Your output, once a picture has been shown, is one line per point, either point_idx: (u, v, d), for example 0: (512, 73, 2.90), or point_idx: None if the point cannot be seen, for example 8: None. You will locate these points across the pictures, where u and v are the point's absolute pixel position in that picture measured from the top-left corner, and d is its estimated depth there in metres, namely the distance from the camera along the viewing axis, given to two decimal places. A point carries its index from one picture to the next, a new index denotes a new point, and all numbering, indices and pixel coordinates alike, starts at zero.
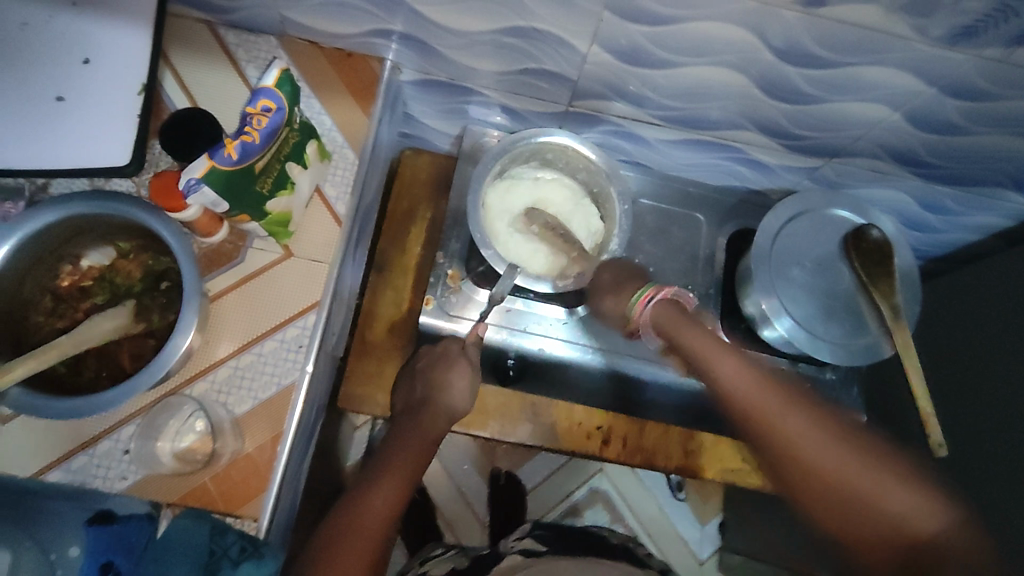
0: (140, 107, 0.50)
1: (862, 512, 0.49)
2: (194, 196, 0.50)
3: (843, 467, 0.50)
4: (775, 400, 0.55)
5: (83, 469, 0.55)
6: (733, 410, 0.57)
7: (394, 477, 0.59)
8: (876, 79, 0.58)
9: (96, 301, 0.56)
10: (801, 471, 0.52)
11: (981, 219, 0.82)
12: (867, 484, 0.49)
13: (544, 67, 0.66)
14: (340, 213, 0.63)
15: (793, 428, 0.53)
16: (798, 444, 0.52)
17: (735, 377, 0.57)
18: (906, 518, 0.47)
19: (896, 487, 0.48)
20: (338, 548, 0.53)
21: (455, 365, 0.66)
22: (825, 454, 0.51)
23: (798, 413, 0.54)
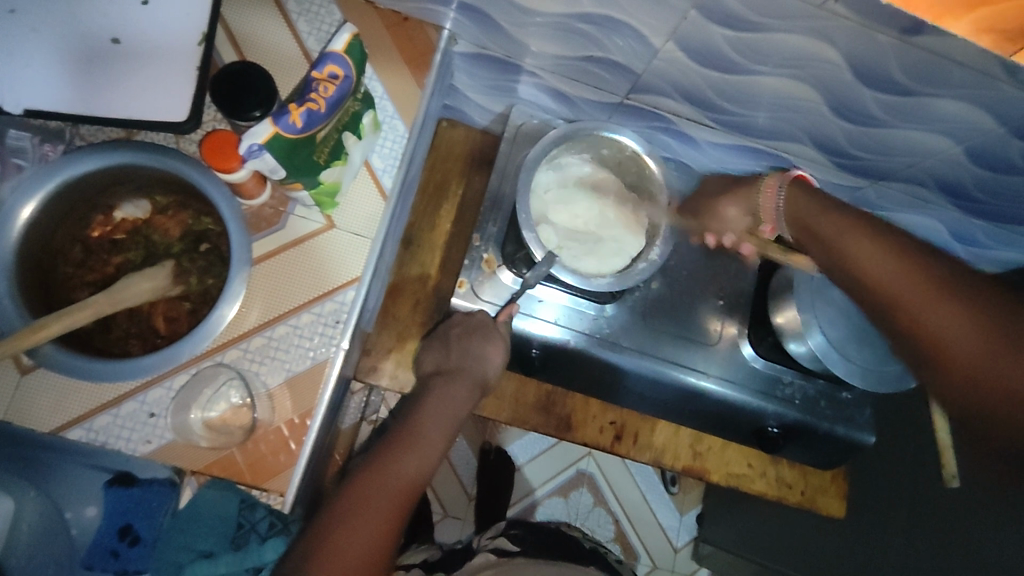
0: (198, 59, 0.50)
1: (963, 374, 0.45)
2: (254, 161, 0.48)
3: (939, 333, 0.46)
4: (926, 278, 0.47)
5: (105, 430, 0.51)
6: (852, 281, 0.54)
7: (417, 451, 0.54)
8: (948, 111, 0.58)
9: (130, 258, 0.53)
10: (925, 342, 0.47)
11: (1004, 254, 0.83)
12: (911, 302, 0.47)
13: (610, 57, 0.64)
14: (386, 186, 0.60)
15: (921, 301, 0.47)
16: (938, 332, 0.46)
17: (871, 257, 0.52)
18: (946, 335, 0.45)
19: (944, 304, 0.46)
20: (354, 518, 0.48)
21: (492, 338, 0.62)
22: (954, 326, 0.45)
23: (943, 302, 0.46)
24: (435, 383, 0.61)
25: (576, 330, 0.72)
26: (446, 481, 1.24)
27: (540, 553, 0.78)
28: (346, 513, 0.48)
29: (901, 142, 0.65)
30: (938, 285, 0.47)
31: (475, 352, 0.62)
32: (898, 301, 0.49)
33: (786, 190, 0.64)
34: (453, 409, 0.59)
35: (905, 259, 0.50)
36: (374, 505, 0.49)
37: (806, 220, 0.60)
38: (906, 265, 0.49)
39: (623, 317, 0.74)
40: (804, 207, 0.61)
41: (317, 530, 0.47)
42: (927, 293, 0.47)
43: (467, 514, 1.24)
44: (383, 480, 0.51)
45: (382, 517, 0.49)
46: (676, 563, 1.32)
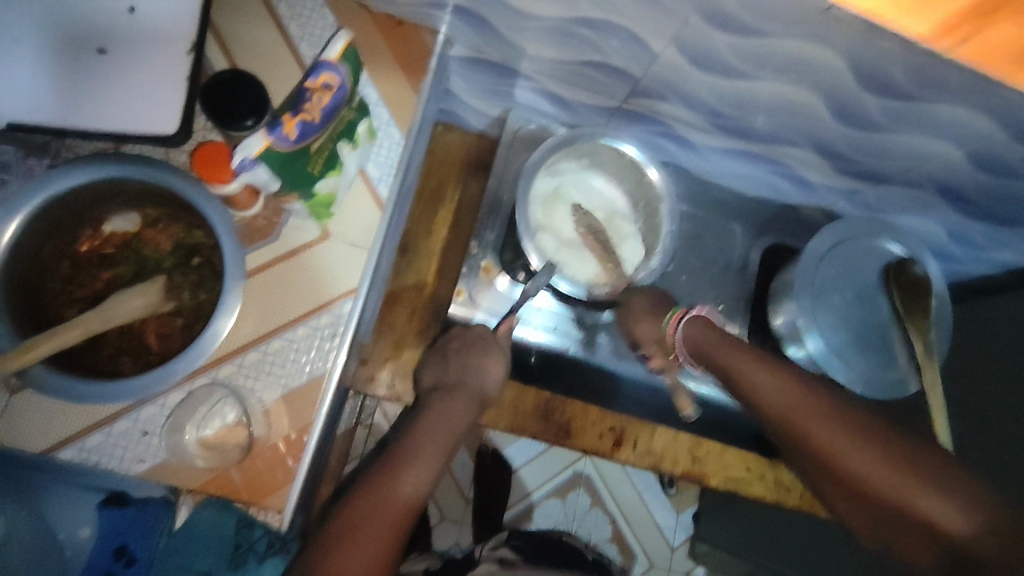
0: (188, 69, 0.48)
1: (878, 482, 0.48)
2: (247, 174, 0.47)
3: (797, 405, 0.53)
4: (820, 412, 0.52)
5: (97, 449, 0.50)
6: (771, 419, 0.55)
7: (415, 468, 0.53)
8: (951, 116, 0.57)
9: (120, 272, 0.52)
10: (810, 446, 0.52)
11: (1001, 255, 0.83)
12: (900, 492, 0.46)
13: (608, 62, 0.63)
14: (382, 195, 0.59)
15: (821, 427, 0.51)
16: (829, 444, 0.50)
17: (772, 390, 0.55)
18: (942, 521, 0.44)
19: (926, 490, 0.45)
20: (352, 544, 0.47)
21: (491, 351, 0.62)
22: (871, 471, 0.48)
23: (866, 447, 0.49)
24: (434, 397, 0.60)
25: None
26: (443, 484, 1.24)
27: (540, 562, 0.78)
28: (343, 537, 0.47)
29: (902, 146, 0.65)
30: (871, 424, 0.50)
31: (475, 366, 0.61)
32: (792, 426, 0.53)
33: (686, 324, 0.64)
34: (453, 423, 0.58)
35: (804, 390, 0.54)
36: (372, 527, 0.48)
37: (716, 361, 0.60)
38: (886, 451, 0.48)
39: (623, 325, 0.73)
40: (709, 340, 0.61)
41: (311, 556, 0.46)
42: (849, 433, 0.50)
43: (465, 517, 1.23)
44: (381, 501, 0.50)
45: (380, 540, 0.48)
46: (673, 562, 1.32)
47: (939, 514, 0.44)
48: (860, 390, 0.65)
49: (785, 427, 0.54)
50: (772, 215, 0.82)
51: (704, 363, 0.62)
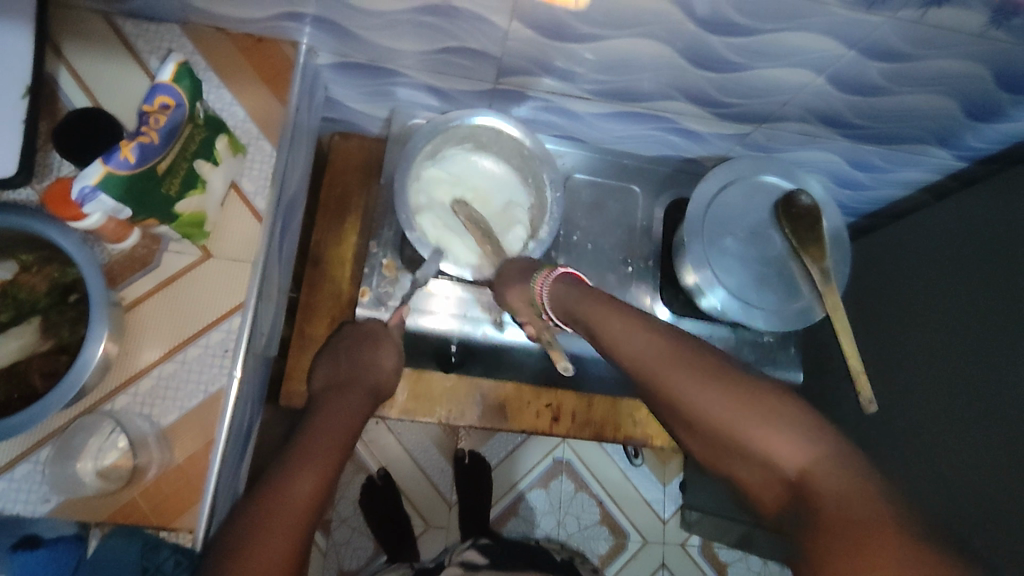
0: (25, 110, 0.50)
1: (762, 464, 0.43)
2: (91, 203, 0.47)
3: (724, 413, 0.45)
4: (681, 357, 0.48)
5: (2, 495, 0.51)
6: (641, 374, 0.51)
7: (315, 463, 0.55)
8: (798, 43, 0.58)
9: (1, 319, 0.53)
10: (696, 425, 0.47)
11: (906, 174, 0.84)
12: (745, 430, 0.43)
13: (466, 46, 0.64)
14: (259, 208, 0.61)
15: (681, 380, 0.47)
16: (694, 402, 0.46)
17: (644, 347, 0.51)
18: (780, 449, 0.42)
19: (773, 427, 0.43)
20: (259, 537, 0.47)
21: (382, 344, 0.69)
22: (792, 452, 0.41)
23: (711, 391, 0.46)
24: (328, 396, 0.64)
25: (508, 320, 0.75)
26: (423, 492, 1.23)
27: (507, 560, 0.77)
28: (253, 533, 0.47)
29: (769, 81, 0.65)
30: (686, 351, 0.49)
31: (365, 360, 0.68)
32: (663, 388, 0.49)
33: (552, 283, 0.61)
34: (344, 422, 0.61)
35: (675, 342, 0.51)
36: (278, 526, 0.48)
37: (578, 314, 0.58)
38: (710, 379, 0.46)
39: None
40: (572, 300, 0.58)
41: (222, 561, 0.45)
42: (699, 372, 0.47)
43: (450, 522, 1.22)
44: (283, 500, 0.50)
45: (287, 531, 0.48)
46: (665, 535, 1.31)
47: (795, 456, 0.41)
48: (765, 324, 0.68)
49: (656, 383, 0.50)
50: (672, 171, 0.83)
51: (575, 323, 0.59)
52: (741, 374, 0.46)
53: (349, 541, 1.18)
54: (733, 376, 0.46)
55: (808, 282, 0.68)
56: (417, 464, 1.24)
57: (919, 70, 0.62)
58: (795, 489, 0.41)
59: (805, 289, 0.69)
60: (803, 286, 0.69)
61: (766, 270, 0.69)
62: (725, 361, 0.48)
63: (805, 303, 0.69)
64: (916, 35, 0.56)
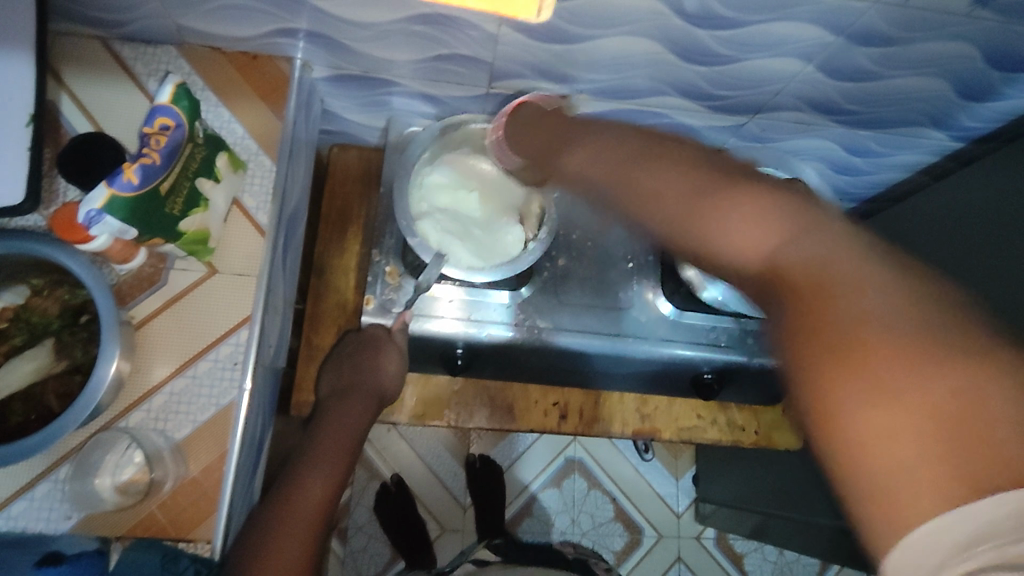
0: (31, 139, 0.52)
1: (720, 261, 0.42)
2: (97, 226, 0.49)
3: (684, 194, 0.44)
4: (638, 156, 0.48)
5: (23, 514, 0.52)
6: (586, 181, 0.54)
7: (325, 466, 0.61)
8: (786, 32, 0.59)
9: (15, 343, 0.55)
10: (650, 202, 0.46)
11: (903, 158, 0.84)
12: (708, 227, 0.42)
13: (457, 53, 0.64)
14: (261, 222, 0.62)
15: (666, 184, 0.45)
16: (646, 181, 0.47)
17: (585, 164, 0.54)
18: (746, 240, 0.40)
19: (728, 200, 0.42)
20: (272, 537, 0.53)
21: (385, 351, 0.71)
22: (749, 227, 0.40)
23: (704, 198, 0.43)
24: (333, 402, 0.70)
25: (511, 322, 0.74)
26: (436, 495, 1.24)
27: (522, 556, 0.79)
28: (269, 535, 0.53)
29: (760, 72, 0.66)
30: (653, 146, 0.49)
31: (367, 367, 0.71)
32: (644, 206, 0.46)
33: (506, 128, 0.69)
34: (353, 423, 0.68)
35: (615, 150, 0.52)
36: (293, 519, 0.56)
37: (560, 144, 0.61)
38: (616, 146, 0.52)
39: (537, 300, 0.75)
40: (565, 136, 0.60)
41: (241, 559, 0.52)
42: (652, 155, 0.48)
43: (466, 524, 1.23)
44: (298, 499, 0.57)
45: (299, 529, 0.55)
46: (681, 529, 1.31)
47: (745, 238, 0.40)
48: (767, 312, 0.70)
49: (619, 188, 0.49)
50: None
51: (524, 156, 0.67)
52: (709, 161, 0.45)
53: (365, 548, 1.19)
54: (701, 160, 0.46)
55: None
56: (430, 469, 1.25)
57: (908, 53, 0.62)
58: (762, 279, 0.40)
59: None
60: None
61: None
62: (695, 147, 0.48)
63: None
64: (902, 19, 0.57)
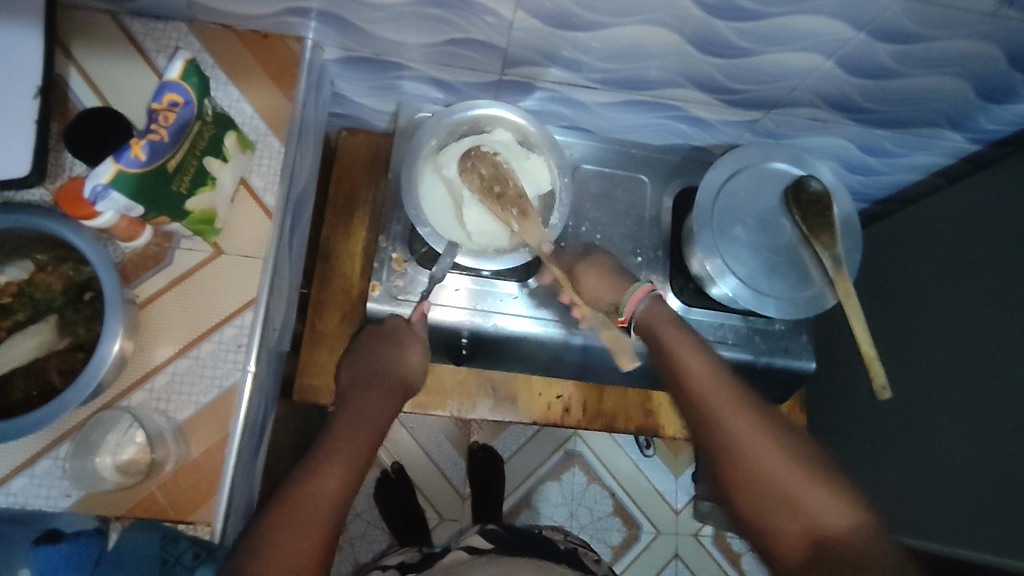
0: (37, 110, 0.51)
1: (777, 514, 0.51)
2: (103, 201, 0.48)
3: (779, 470, 0.52)
4: (725, 393, 0.57)
5: (23, 491, 0.52)
6: (687, 395, 0.59)
7: (337, 460, 0.55)
8: (806, 26, 0.58)
9: (18, 318, 0.54)
10: (714, 446, 0.56)
11: (919, 159, 0.83)
12: (798, 485, 0.51)
13: (471, 37, 0.63)
14: (269, 204, 0.61)
15: (747, 431, 0.54)
16: (734, 433, 0.55)
17: (702, 371, 0.59)
18: (830, 515, 0.50)
19: (820, 492, 0.51)
20: (280, 541, 0.49)
21: (406, 342, 0.68)
22: (839, 511, 0.50)
23: (767, 438, 0.54)
24: (354, 394, 0.63)
25: (517, 311, 0.74)
26: (435, 484, 1.24)
27: (517, 546, 0.75)
28: (275, 532, 0.49)
29: (778, 67, 0.65)
30: None
31: (393, 356, 0.66)
32: (704, 418, 0.57)
33: (645, 298, 0.65)
34: (378, 413, 0.62)
35: (705, 360, 0.60)
36: (292, 528, 0.50)
37: (648, 334, 0.65)
38: (722, 378, 0.58)
39: (544, 291, 0.75)
40: (654, 318, 0.64)
41: (246, 552, 0.48)
42: (730, 402, 0.56)
43: (465, 514, 1.23)
44: (304, 502, 0.51)
45: (306, 536, 0.50)
46: (679, 525, 1.31)
47: (828, 509, 0.50)
48: (778, 312, 0.68)
49: (694, 424, 0.58)
50: (680, 159, 0.83)
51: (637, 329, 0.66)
52: (808, 452, 0.54)
53: (364, 535, 1.19)
54: (804, 459, 0.53)
55: (819, 268, 0.69)
56: (430, 458, 1.25)
57: (930, 51, 0.61)
58: (824, 546, 0.49)
59: (816, 275, 0.69)
60: (813, 272, 0.69)
61: (776, 258, 0.69)
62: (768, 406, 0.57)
63: (816, 290, 0.69)
64: (926, 16, 0.56)
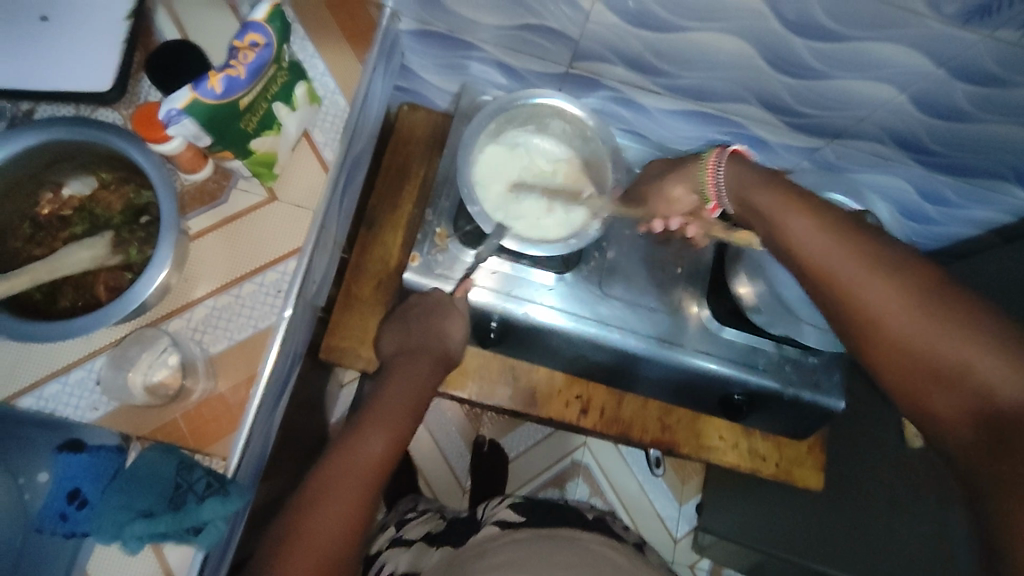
0: (126, 33, 0.54)
1: (949, 386, 0.43)
2: (175, 126, 0.50)
3: (909, 323, 0.45)
4: (850, 255, 0.49)
5: (55, 397, 0.53)
6: (795, 264, 0.53)
7: (384, 425, 0.59)
8: (887, 55, 0.57)
9: (76, 231, 0.56)
10: (860, 316, 0.47)
11: (979, 213, 0.82)
12: (953, 347, 0.43)
13: (546, 24, 0.64)
14: (327, 158, 0.63)
15: (868, 279, 0.47)
16: (803, 242, 0.52)
17: (806, 234, 0.52)
18: (994, 383, 0.41)
19: (984, 351, 0.42)
20: (326, 497, 0.52)
21: (450, 315, 0.69)
22: (996, 378, 0.41)
23: (880, 283, 0.47)
24: (399, 362, 0.67)
25: (549, 303, 0.73)
26: (438, 470, 1.23)
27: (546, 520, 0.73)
28: (325, 489, 0.53)
29: (849, 94, 0.64)
30: (859, 239, 0.49)
31: (434, 330, 0.68)
32: (848, 289, 0.48)
33: (727, 164, 0.62)
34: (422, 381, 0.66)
35: (839, 235, 0.50)
36: (340, 488, 0.53)
37: (743, 198, 0.59)
38: (845, 241, 0.50)
39: (580, 288, 0.74)
40: (737, 182, 0.61)
41: (298, 506, 0.52)
42: (792, 208, 0.54)
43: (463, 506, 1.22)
44: (352, 459, 0.56)
45: (351, 491, 0.53)
46: (675, 555, 1.28)
47: (1000, 380, 0.41)
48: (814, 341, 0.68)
49: (822, 287, 0.50)
50: None
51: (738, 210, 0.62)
52: (949, 298, 0.44)
53: None
54: (950, 305, 0.44)
55: None
56: (437, 445, 1.25)
57: (1010, 97, 0.60)
58: (988, 420, 0.41)
59: None
60: None
61: None
62: (920, 262, 0.47)
63: None
64: (1011, 59, 0.55)
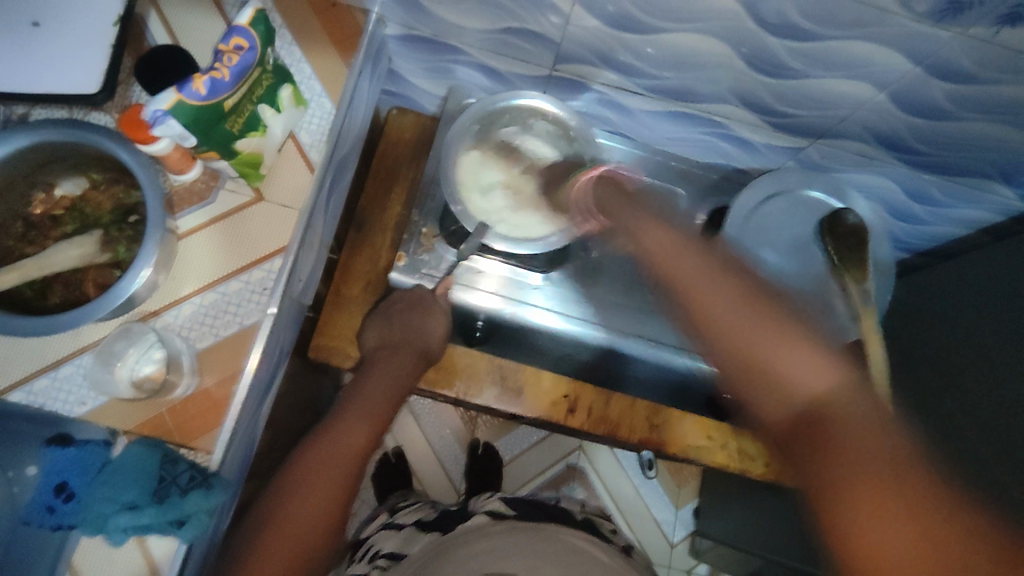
0: (115, 37, 0.56)
1: (767, 385, 0.44)
2: (160, 127, 0.51)
3: (734, 323, 0.47)
4: (704, 263, 0.53)
5: (44, 392, 0.55)
6: (667, 277, 0.55)
7: (364, 416, 0.61)
8: (863, 54, 0.58)
9: (66, 230, 0.57)
10: (711, 330, 0.49)
11: (966, 212, 0.82)
12: (775, 343, 0.45)
13: (527, 28, 0.65)
14: (313, 160, 0.64)
15: (712, 291, 0.50)
16: (707, 300, 0.50)
17: (660, 242, 0.57)
18: (804, 374, 0.42)
19: (799, 348, 0.44)
20: (307, 486, 0.53)
21: (431, 314, 0.70)
22: (813, 371, 0.42)
23: (701, 258, 0.53)
24: (379, 356, 0.68)
25: (539, 303, 0.76)
26: (434, 473, 1.24)
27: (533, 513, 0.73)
28: (306, 478, 0.54)
29: (829, 94, 0.65)
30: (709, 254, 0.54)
31: (415, 324, 0.69)
32: (697, 306, 0.51)
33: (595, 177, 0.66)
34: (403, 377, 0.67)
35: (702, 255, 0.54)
36: (321, 476, 0.54)
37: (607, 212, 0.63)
38: (657, 231, 0.58)
39: (565, 288, 0.77)
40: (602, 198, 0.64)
41: (280, 496, 0.53)
42: (675, 248, 0.56)
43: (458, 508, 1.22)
44: (334, 448, 0.57)
45: (331, 479, 0.54)
46: (672, 560, 1.28)
47: (807, 374, 0.42)
48: None
49: (665, 277, 0.55)
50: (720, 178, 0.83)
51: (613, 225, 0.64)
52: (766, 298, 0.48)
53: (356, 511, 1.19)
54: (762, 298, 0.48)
55: None
56: (432, 448, 1.25)
57: (989, 94, 0.60)
58: (809, 411, 0.41)
59: None
60: None
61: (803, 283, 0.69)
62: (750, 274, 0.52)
63: None
64: (986, 57, 0.55)
